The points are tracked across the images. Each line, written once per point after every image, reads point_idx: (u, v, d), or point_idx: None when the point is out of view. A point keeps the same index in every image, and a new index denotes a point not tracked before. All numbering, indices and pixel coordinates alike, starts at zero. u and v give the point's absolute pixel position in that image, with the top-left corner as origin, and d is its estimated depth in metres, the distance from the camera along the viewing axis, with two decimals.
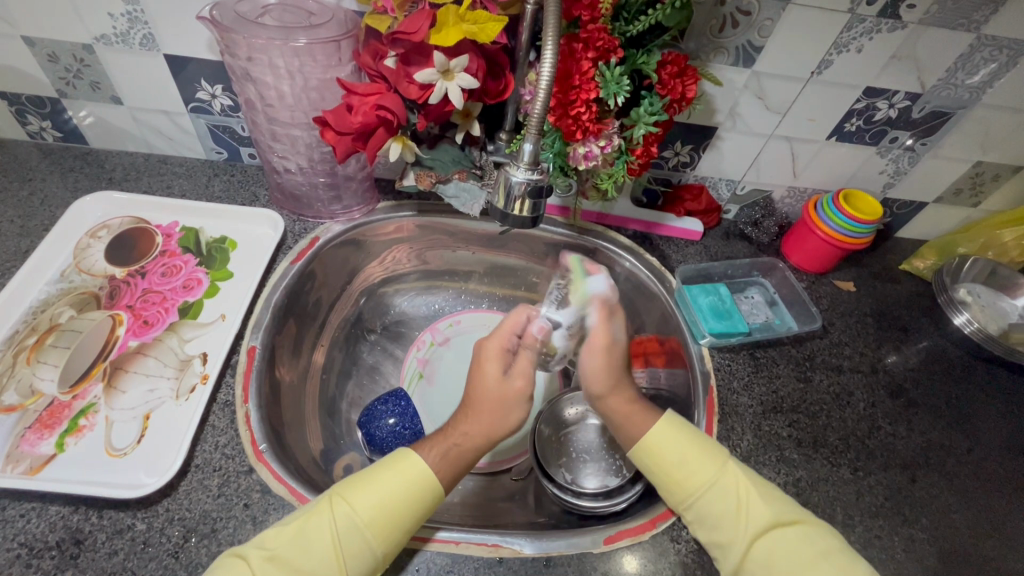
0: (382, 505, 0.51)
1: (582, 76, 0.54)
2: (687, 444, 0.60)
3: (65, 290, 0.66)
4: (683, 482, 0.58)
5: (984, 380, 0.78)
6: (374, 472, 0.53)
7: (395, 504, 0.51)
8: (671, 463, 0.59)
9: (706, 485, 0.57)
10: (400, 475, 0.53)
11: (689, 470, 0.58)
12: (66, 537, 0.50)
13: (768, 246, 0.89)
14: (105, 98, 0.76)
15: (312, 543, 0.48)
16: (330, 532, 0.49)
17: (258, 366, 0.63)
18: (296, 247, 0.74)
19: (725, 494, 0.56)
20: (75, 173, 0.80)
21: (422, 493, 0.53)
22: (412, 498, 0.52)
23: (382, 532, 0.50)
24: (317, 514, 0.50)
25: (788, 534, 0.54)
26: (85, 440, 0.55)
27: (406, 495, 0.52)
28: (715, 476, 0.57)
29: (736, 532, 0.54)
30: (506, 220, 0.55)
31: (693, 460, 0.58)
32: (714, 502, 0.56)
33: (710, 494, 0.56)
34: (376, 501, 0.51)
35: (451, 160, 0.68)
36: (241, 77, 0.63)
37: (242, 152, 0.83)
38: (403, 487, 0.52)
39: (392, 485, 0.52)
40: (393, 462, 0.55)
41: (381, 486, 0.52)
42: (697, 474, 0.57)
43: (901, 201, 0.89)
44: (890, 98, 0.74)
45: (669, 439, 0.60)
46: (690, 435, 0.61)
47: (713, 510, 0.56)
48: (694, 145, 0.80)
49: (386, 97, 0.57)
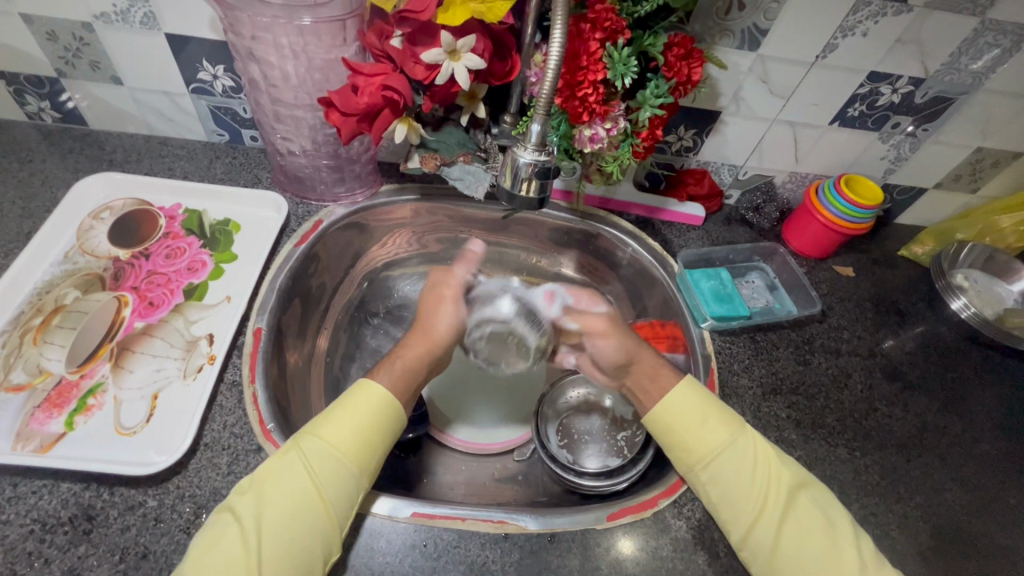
0: (348, 433, 0.54)
1: (589, 57, 0.54)
2: (708, 414, 0.61)
3: (70, 271, 0.66)
4: (700, 453, 0.59)
5: (978, 363, 0.80)
6: (337, 408, 0.56)
7: (359, 430, 0.54)
8: (686, 429, 0.60)
9: (722, 456, 0.58)
10: (359, 406, 0.56)
11: (706, 438, 0.59)
12: (78, 512, 0.50)
13: (769, 232, 0.89)
14: (105, 78, 0.75)
15: (292, 481, 0.50)
16: (307, 465, 0.51)
17: (264, 347, 0.64)
18: (299, 230, 0.74)
19: (741, 464, 0.58)
20: (75, 154, 0.79)
21: (383, 419, 0.56)
22: (371, 421, 0.55)
23: (354, 457, 0.53)
24: (288, 456, 0.52)
25: (799, 504, 0.56)
26: (94, 419, 0.55)
27: (370, 422, 0.55)
28: (731, 444, 0.59)
29: (748, 504, 0.56)
30: (513, 201, 0.55)
31: (713, 427, 0.60)
32: (729, 472, 0.57)
33: (725, 463, 0.58)
34: (347, 430, 0.54)
35: (456, 143, 0.68)
36: (245, 56, 0.63)
37: (243, 135, 0.82)
38: (366, 417, 0.55)
39: (356, 414, 0.55)
40: (349, 397, 0.57)
41: (345, 413, 0.55)
42: (714, 443, 0.59)
43: (901, 187, 0.90)
44: (893, 83, 0.74)
45: (690, 401, 0.62)
46: (712, 402, 0.62)
47: (728, 479, 0.57)
48: (698, 130, 0.81)
49: (393, 77, 0.57)
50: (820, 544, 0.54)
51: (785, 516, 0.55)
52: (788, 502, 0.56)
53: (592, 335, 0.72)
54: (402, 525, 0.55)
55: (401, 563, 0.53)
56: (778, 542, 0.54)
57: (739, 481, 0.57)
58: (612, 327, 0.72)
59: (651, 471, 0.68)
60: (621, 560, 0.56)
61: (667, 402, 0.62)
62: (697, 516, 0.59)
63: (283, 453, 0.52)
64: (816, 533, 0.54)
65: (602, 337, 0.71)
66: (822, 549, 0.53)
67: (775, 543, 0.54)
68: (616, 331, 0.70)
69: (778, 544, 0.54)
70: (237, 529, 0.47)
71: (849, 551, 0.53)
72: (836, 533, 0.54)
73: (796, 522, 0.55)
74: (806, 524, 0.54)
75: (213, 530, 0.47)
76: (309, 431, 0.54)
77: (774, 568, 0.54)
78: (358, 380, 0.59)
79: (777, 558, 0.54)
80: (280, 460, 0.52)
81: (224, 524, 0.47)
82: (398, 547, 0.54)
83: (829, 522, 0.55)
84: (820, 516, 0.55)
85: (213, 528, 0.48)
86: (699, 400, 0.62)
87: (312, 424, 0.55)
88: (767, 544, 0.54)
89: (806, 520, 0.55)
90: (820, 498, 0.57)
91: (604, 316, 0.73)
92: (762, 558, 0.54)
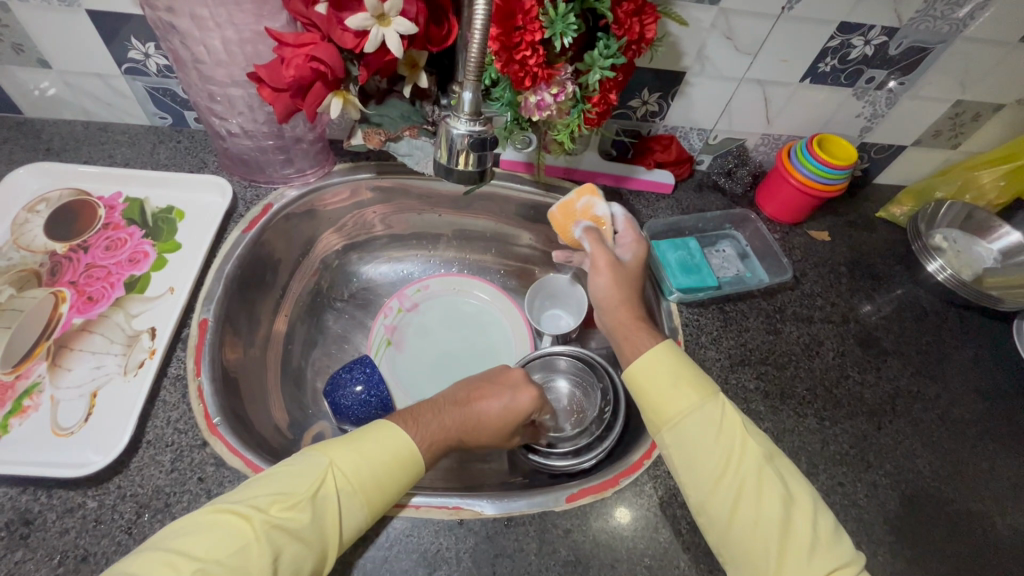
0: (376, 481, 0.51)
1: (526, 15, 0.50)
2: (678, 378, 0.58)
3: (4, 268, 0.63)
4: (664, 416, 0.57)
5: (955, 326, 0.78)
6: (373, 444, 0.52)
7: (388, 479, 0.51)
8: (656, 392, 0.58)
9: (686, 420, 0.56)
10: (395, 452, 0.52)
11: (671, 402, 0.57)
12: (15, 517, 0.49)
13: (742, 197, 0.86)
14: (31, 62, 0.71)
15: (313, 520, 0.47)
16: (331, 507, 0.48)
17: (210, 339, 0.61)
18: (247, 215, 0.71)
19: (707, 429, 0.55)
20: (10, 144, 0.76)
21: (412, 471, 0.53)
22: (404, 472, 0.52)
23: (378, 509, 0.51)
24: (318, 486, 0.49)
25: (764, 475, 0.53)
26: (30, 420, 0.54)
27: (399, 471, 0.52)
28: (699, 409, 0.56)
29: (706, 472, 0.54)
30: (451, 176, 0.52)
31: (681, 391, 0.57)
32: (693, 437, 0.55)
33: (688, 428, 0.56)
34: (376, 477, 0.51)
35: (400, 115, 0.64)
36: (167, 31, 0.59)
37: (186, 117, 0.78)
38: (392, 460, 0.52)
39: (388, 459, 0.52)
40: (378, 436, 0.53)
41: (375, 457, 0.51)
42: (679, 406, 0.57)
43: (879, 145, 0.86)
44: (866, 34, 0.70)
45: (662, 364, 0.59)
46: (685, 366, 0.60)
47: (691, 443, 0.55)
48: (663, 93, 0.77)
49: (320, 47, 0.53)
50: (776, 516, 0.51)
51: (745, 486, 0.53)
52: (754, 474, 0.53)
53: (603, 276, 0.66)
54: None
55: (352, 555, 0.52)
56: (734, 510, 0.52)
57: (701, 446, 0.55)
58: (633, 280, 0.67)
59: (619, 447, 0.67)
60: (580, 541, 0.55)
61: (641, 360, 0.60)
62: (659, 494, 0.58)
63: (303, 481, 0.48)
64: (774, 502, 0.52)
65: (614, 283, 0.66)
66: (778, 519, 0.51)
67: (732, 511, 0.52)
68: (621, 282, 0.66)
69: (734, 513, 0.52)
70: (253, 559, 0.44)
71: (803, 526, 0.51)
72: (795, 504, 0.52)
73: (756, 493, 0.52)
74: (766, 492, 0.52)
75: (216, 535, 0.45)
76: (334, 466, 0.50)
77: (728, 534, 0.52)
78: (385, 420, 0.55)
79: (733, 526, 0.52)
80: (300, 491, 0.48)
81: (237, 547, 0.44)
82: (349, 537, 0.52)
83: (789, 494, 0.52)
84: (781, 486, 0.53)
85: (217, 540, 0.45)
86: (673, 365, 0.59)
87: (339, 456, 0.51)
88: (723, 510, 0.53)
89: (766, 489, 0.52)
90: (784, 468, 0.55)
91: (631, 264, 0.68)
92: (717, 524, 0.53)
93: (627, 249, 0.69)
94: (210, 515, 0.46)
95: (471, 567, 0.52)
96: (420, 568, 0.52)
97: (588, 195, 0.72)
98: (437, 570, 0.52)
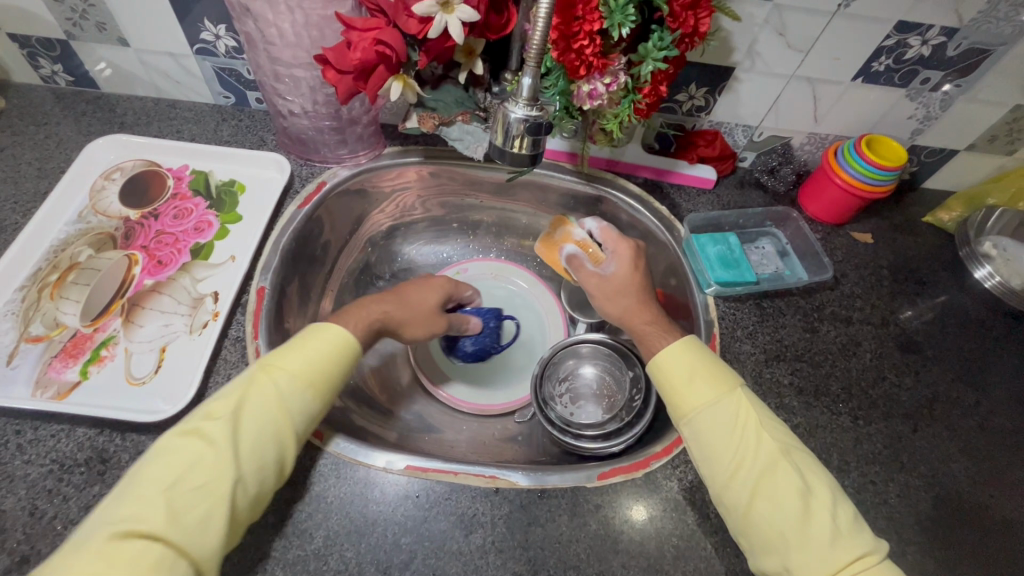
0: (314, 369, 0.53)
1: (586, 6, 0.51)
2: (694, 372, 0.60)
3: (84, 230, 0.68)
4: (682, 410, 0.58)
5: (1001, 335, 0.76)
6: (296, 343, 0.55)
7: (326, 367, 0.54)
8: (673, 384, 0.60)
9: (700, 414, 0.57)
10: (318, 342, 0.55)
11: (688, 396, 0.59)
12: (93, 455, 0.54)
13: (784, 196, 0.86)
14: (112, 40, 0.76)
15: (262, 413, 0.50)
16: (275, 399, 0.51)
17: (267, 306, 0.65)
18: (303, 192, 0.75)
19: (726, 421, 0.56)
20: (88, 117, 0.81)
21: (344, 355, 0.56)
22: (335, 359, 0.55)
23: (325, 396, 0.54)
24: (256, 387, 0.51)
25: (781, 467, 0.54)
26: (107, 369, 0.58)
27: (329, 356, 0.55)
28: (717, 402, 0.57)
29: (724, 461, 0.55)
30: (504, 158, 0.54)
31: (700, 383, 0.59)
32: (710, 431, 0.56)
33: (706, 419, 0.57)
34: (312, 367, 0.53)
35: (454, 101, 0.67)
36: (242, 14, 0.62)
37: (249, 97, 0.82)
38: (322, 351, 0.55)
39: (318, 352, 0.54)
40: (310, 333, 0.56)
41: (312, 352, 0.54)
42: (695, 399, 0.58)
43: (930, 149, 0.84)
44: (923, 34, 0.69)
45: (678, 359, 0.61)
46: (704, 361, 0.61)
47: (711, 434, 0.56)
48: (710, 88, 0.77)
49: (385, 32, 0.56)
50: (796, 507, 0.52)
51: (764, 477, 0.53)
52: (771, 465, 0.54)
53: (598, 301, 0.73)
54: (397, 477, 0.57)
55: (394, 512, 0.55)
56: (752, 500, 0.53)
57: (719, 436, 0.56)
58: (621, 288, 0.71)
59: (648, 434, 0.69)
60: (610, 517, 0.57)
61: (655, 359, 0.62)
62: (689, 478, 0.60)
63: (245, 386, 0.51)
64: (792, 494, 0.52)
65: (606, 300, 0.72)
66: (797, 511, 0.51)
67: (748, 502, 0.53)
68: (609, 294, 0.72)
69: (752, 503, 0.53)
70: (213, 457, 0.46)
71: (824, 518, 0.51)
72: (815, 495, 0.52)
73: (774, 484, 0.53)
74: (784, 484, 0.53)
75: (187, 447, 0.47)
76: (270, 365, 0.53)
77: (745, 525, 0.53)
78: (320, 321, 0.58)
79: (749, 516, 0.53)
80: (243, 394, 0.50)
81: (193, 453, 0.46)
82: (392, 496, 0.55)
83: (808, 486, 0.53)
84: (798, 478, 0.53)
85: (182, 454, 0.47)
86: (692, 358, 0.61)
87: (276, 359, 0.53)
88: (741, 500, 0.53)
89: (783, 481, 0.53)
90: (802, 462, 0.55)
91: (616, 271, 0.73)
92: (735, 515, 0.54)
93: (609, 262, 0.74)
94: (177, 437, 0.48)
95: (505, 533, 0.55)
96: (457, 529, 0.54)
97: (563, 227, 0.82)
98: (473, 533, 0.54)
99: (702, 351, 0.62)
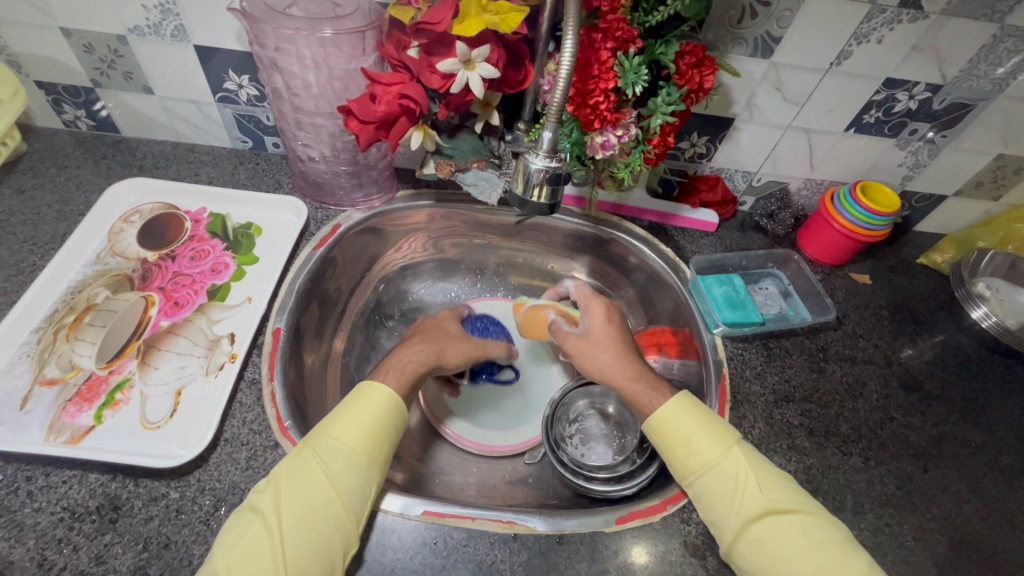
0: (357, 438, 0.55)
1: (601, 66, 0.55)
2: (689, 432, 0.60)
3: (102, 271, 0.69)
4: (682, 470, 0.59)
5: (1001, 374, 0.78)
6: (345, 412, 0.57)
7: (375, 433, 0.56)
8: (671, 445, 0.60)
9: (701, 477, 0.58)
10: (365, 410, 0.57)
11: (688, 458, 0.59)
12: (105, 503, 0.53)
13: (784, 238, 0.89)
14: (138, 88, 0.79)
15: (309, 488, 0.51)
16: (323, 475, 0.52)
17: (282, 348, 0.65)
18: (318, 234, 0.76)
19: (727, 482, 0.57)
20: (108, 160, 0.83)
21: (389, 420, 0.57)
22: (381, 424, 0.57)
23: (371, 462, 0.54)
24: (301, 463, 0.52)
25: (785, 526, 0.54)
26: (122, 413, 0.58)
27: (376, 423, 0.56)
28: (714, 462, 0.58)
29: (729, 522, 0.55)
30: (524, 206, 0.56)
31: (698, 444, 0.59)
32: (711, 492, 0.57)
33: (708, 481, 0.57)
34: (358, 438, 0.55)
35: (470, 149, 0.70)
36: (268, 67, 0.65)
37: (267, 142, 0.85)
38: (371, 419, 0.56)
39: (362, 419, 0.56)
40: (360, 402, 0.58)
41: (358, 423, 0.56)
42: (694, 462, 0.58)
43: (920, 194, 0.88)
44: (910, 90, 0.74)
45: (674, 418, 0.61)
46: (699, 417, 0.61)
47: (712, 496, 0.57)
48: (711, 137, 0.81)
49: (409, 86, 0.59)
50: (808, 566, 0.52)
51: (770, 538, 0.53)
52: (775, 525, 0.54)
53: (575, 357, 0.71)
54: (414, 523, 0.56)
55: (411, 560, 0.54)
56: (764, 564, 0.53)
57: (721, 496, 0.56)
58: (600, 339, 0.70)
59: (661, 476, 0.68)
60: (629, 564, 0.56)
61: (650, 421, 0.62)
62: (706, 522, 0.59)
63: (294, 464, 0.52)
64: (801, 554, 0.52)
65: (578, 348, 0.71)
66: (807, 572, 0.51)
67: (758, 565, 0.53)
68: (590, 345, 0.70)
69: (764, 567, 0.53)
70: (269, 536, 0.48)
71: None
72: (825, 552, 0.52)
73: (783, 543, 0.53)
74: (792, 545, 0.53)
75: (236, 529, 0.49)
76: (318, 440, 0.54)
77: None
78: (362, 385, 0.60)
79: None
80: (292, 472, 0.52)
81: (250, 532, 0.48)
82: (409, 543, 0.55)
83: (818, 543, 0.53)
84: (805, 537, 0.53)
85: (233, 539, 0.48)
86: (687, 418, 0.61)
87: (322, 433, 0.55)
88: (752, 564, 0.53)
89: (789, 541, 0.53)
90: (809, 518, 0.54)
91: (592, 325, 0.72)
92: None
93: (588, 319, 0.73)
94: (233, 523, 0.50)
95: None
96: None
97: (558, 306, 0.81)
98: None
99: (693, 408, 0.62)
